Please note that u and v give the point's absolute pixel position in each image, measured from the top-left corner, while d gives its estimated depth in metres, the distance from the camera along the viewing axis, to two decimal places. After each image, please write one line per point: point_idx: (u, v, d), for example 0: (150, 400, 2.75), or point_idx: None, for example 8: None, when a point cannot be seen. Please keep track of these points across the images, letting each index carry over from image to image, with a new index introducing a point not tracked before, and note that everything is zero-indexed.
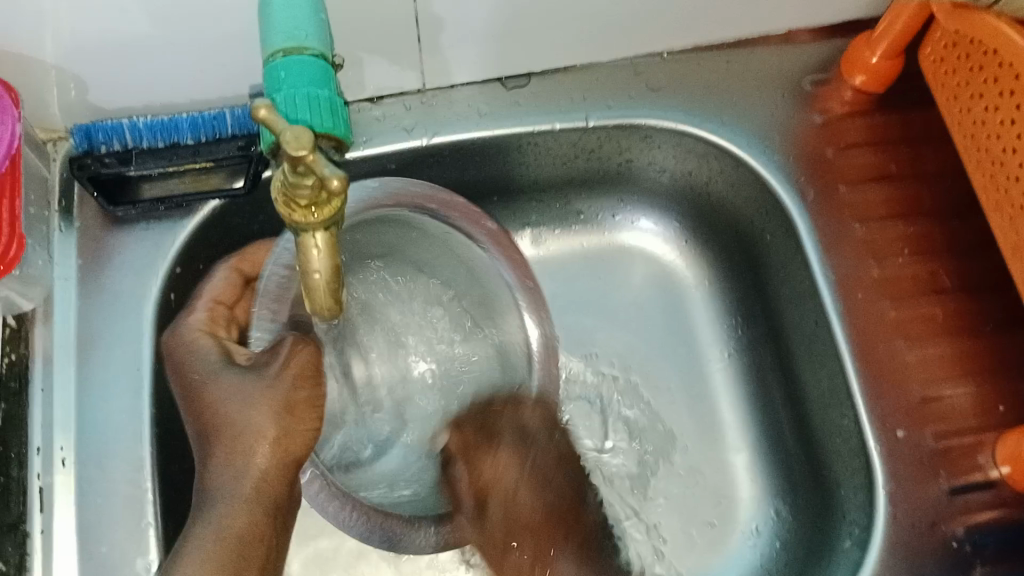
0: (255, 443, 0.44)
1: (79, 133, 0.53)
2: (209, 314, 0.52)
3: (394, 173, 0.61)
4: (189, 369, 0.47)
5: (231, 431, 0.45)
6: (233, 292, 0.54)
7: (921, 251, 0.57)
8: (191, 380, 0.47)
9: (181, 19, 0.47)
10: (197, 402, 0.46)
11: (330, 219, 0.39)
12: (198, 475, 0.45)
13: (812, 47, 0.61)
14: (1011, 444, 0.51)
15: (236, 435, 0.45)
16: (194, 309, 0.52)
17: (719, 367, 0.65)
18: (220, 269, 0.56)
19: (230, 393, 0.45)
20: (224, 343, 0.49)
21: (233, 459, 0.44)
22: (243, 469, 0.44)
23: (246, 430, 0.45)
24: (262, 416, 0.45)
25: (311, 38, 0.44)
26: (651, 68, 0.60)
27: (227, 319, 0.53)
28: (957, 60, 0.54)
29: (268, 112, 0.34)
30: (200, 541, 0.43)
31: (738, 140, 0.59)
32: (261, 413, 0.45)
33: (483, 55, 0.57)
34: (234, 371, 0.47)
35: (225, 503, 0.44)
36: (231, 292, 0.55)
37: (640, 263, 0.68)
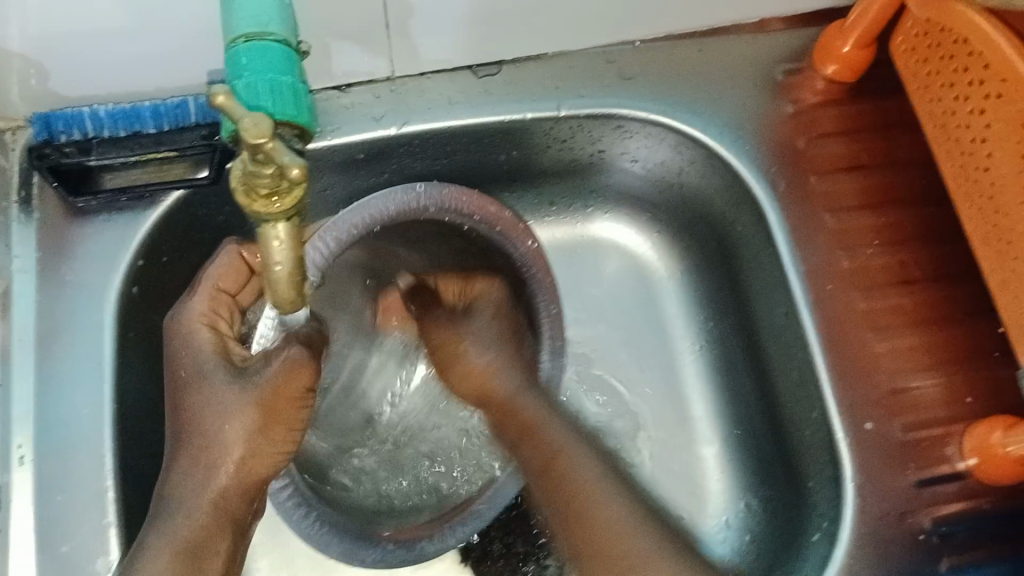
0: (220, 457, 0.46)
1: (39, 122, 0.51)
2: (210, 303, 0.52)
3: (362, 163, 0.60)
4: (180, 364, 0.48)
5: (202, 439, 0.46)
6: (239, 277, 0.53)
7: (892, 242, 0.57)
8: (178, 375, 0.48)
9: (141, 3, 0.46)
10: (179, 401, 0.47)
11: (291, 209, 0.38)
12: (164, 476, 0.46)
13: (785, 36, 0.61)
14: (978, 435, 0.51)
15: (208, 445, 0.46)
16: (194, 296, 0.51)
17: (690, 359, 0.65)
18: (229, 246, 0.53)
19: (213, 397, 0.46)
20: (224, 339, 0.50)
21: (201, 464, 0.46)
22: (204, 482, 0.46)
23: (217, 442, 0.46)
24: (235, 431, 0.46)
25: (275, 23, 0.43)
26: (624, 56, 0.60)
27: (229, 307, 0.53)
28: (927, 49, 0.54)
29: (228, 98, 0.33)
30: (154, 550, 0.44)
31: (710, 131, 0.58)
32: (233, 427, 0.46)
33: (453, 43, 0.56)
34: (222, 376, 0.47)
35: (181, 515, 0.45)
36: (236, 276, 0.53)
37: (613, 254, 0.68)
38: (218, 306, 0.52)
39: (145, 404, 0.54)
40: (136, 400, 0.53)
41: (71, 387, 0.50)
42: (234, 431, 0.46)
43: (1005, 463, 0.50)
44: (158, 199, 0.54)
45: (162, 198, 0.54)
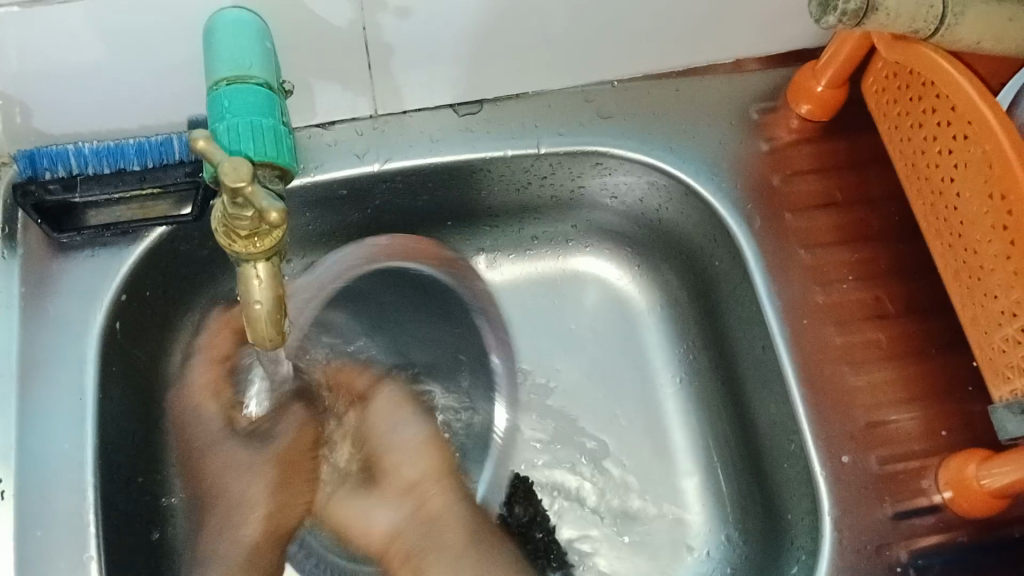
0: (246, 510, 0.52)
1: (23, 159, 0.52)
2: (210, 374, 0.56)
3: (345, 200, 0.60)
4: (193, 436, 0.55)
5: (227, 501, 0.53)
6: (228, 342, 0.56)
7: (866, 276, 0.58)
8: (192, 446, 0.55)
9: (127, 42, 0.47)
10: (198, 464, 0.54)
11: (272, 249, 0.39)
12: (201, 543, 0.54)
13: (759, 76, 0.63)
14: (954, 468, 0.52)
15: (236, 502, 0.53)
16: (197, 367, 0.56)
17: (671, 392, 0.66)
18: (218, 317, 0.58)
19: (233, 463, 0.53)
20: (228, 408, 0.55)
21: (231, 526, 0.52)
22: (236, 541, 0.52)
23: (239, 507, 0.53)
24: (258, 490, 0.52)
25: (255, 67, 0.43)
26: (602, 95, 0.61)
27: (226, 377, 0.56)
28: (897, 89, 0.55)
29: (206, 144, 0.34)
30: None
31: (687, 168, 0.60)
32: (257, 488, 0.52)
33: (435, 81, 0.57)
34: (237, 443, 0.54)
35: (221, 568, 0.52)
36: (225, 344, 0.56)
37: (593, 288, 0.68)
38: (219, 375, 0.55)
39: (127, 439, 0.54)
40: (118, 436, 0.53)
41: (53, 422, 0.51)
42: (259, 487, 0.52)
43: (980, 496, 0.51)
44: (142, 235, 0.55)
45: (146, 233, 0.55)
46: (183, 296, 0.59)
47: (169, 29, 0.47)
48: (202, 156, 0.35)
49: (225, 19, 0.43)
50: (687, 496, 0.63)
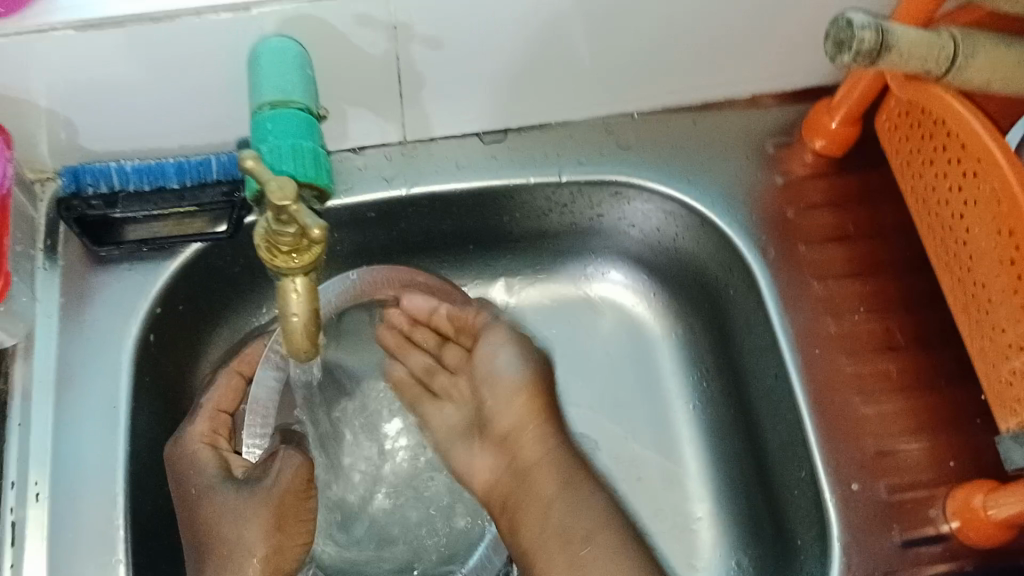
0: (245, 557, 0.50)
1: (68, 175, 0.54)
2: (211, 424, 0.56)
3: (373, 222, 0.62)
4: (188, 483, 0.53)
5: (224, 546, 0.51)
6: (233, 396, 0.57)
7: (878, 308, 0.59)
8: (189, 493, 0.53)
9: (173, 68, 0.50)
10: (195, 510, 0.52)
11: (310, 265, 0.41)
12: None
13: (775, 112, 0.65)
14: (961, 497, 0.53)
15: (228, 549, 0.51)
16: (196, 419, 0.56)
17: (684, 417, 0.67)
18: (223, 370, 0.58)
19: (228, 509, 0.51)
20: (223, 458, 0.55)
21: (229, 573, 0.50)
22: None
23: (238, 547, 0.50)
24: (255, 532, 0.50)
25: (297, 92, 0.46)
26: (622, 127, 0.63)
27: (228, 429, 0.57)
28: (909, 128, 0.57)
29: (256, 164, 0.36)
30: None
31: (703, 199, 0.62)
32: (253, 529, 0.50)
33: (462, 111, 0.60)
34: (230, 489, 0.52)
35: None
36: (231, 397, 0.57)
37: (609, 313, 0.70)
38: (217, 425, 0.56)
39: (155, 447, 0.56)
40: (147, 444, 0.55)
41: (88, 428, 0.53)
42: (256, 526, 0.50)
43: (986, 526, 0.52)
44: (177, 251, 0.57)
45: (181, 249, 0.57)
46: (213, 311, 0.62)
47: (214, 54, 0.50)
48: (250, 175, 0.38)
49: (268, 48, 0.47)
50: (698, 518, 0.64)
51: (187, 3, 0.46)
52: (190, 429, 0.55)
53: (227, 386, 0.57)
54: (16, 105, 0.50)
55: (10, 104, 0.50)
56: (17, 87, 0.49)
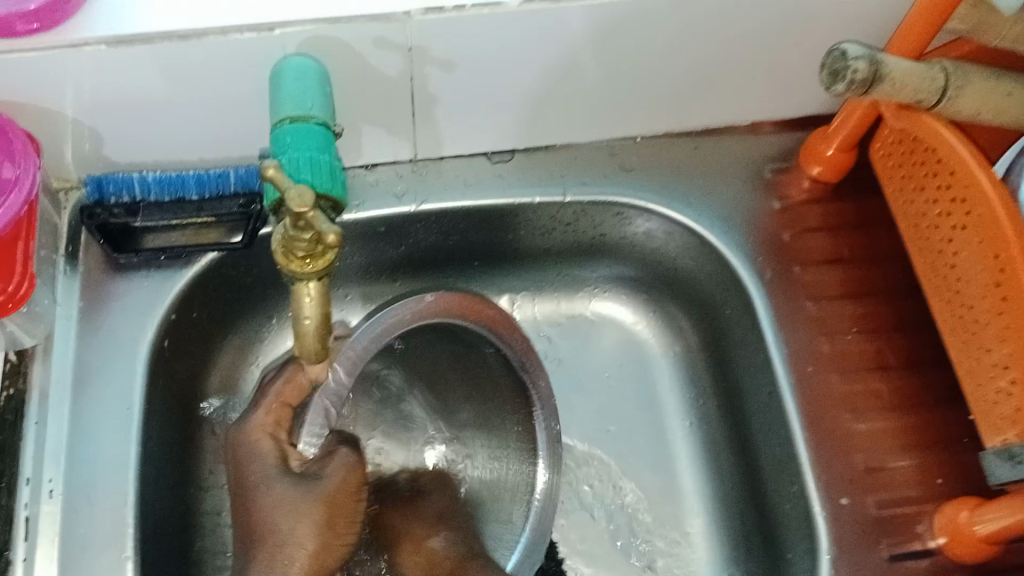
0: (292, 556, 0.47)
1: (91, 184, 0.56)
2: (271, 415, 0.50)
3: (382, 236, 0.64)
4: (247, 469, 0.49)
5: (271, 537, 0.47)
6: (300, 390, 0.51)
7: (869, 329, 0.61)
8: (247, 478, 0.49)
9: (197, 84, 0.52)
10: (243, 500, 0.49)
11: (322, 271, 0.43)
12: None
13: (774, 138, 0.67)
14: (949, 513, 0.55)
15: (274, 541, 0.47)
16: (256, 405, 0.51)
17: (682, 434, 0.68)
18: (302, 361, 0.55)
19: (280, 500, 0.48)
20: (282, 443, 0.50)
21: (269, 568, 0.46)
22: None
23: (288, 542, 0.47)
24: (302, 528, 0.47)
25: (316, 108, 0.48)
26: (625, 150, 0.66)
27: (291, 422, 0.51)
28: (902, 155, 0.59)
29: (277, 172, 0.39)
30: None
31: (703, 220, 0.64)
32: (304, 526, 0.47)
33: (471, 131, 0.62)
34: (288, 481, 0.48)
35: None
36: (311, 389, 0.54)
37: (610, 330, 0.72)
38: (279, 416, 0.50)
39: (166, 448, 0.58)
40: (159, 445, 0.57)
41: (102, 427, 0.54)
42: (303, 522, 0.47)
43: (975, 542, 0.53)
44: (194, 258, 0.59)
45: (197, 258, 0.59)
46: (226, 319, 0.63)
47: (236, 71, 0.52)
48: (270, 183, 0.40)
49: (289, 66, 0.49)
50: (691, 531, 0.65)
51: (213, 22, 0.49)
52: (251, 416, 0.50)
53: (292, 380, 0.50)
54: (45, 114, 0.52)
55: (38, 113, 0.52)
56: (47, 98, 0.51)
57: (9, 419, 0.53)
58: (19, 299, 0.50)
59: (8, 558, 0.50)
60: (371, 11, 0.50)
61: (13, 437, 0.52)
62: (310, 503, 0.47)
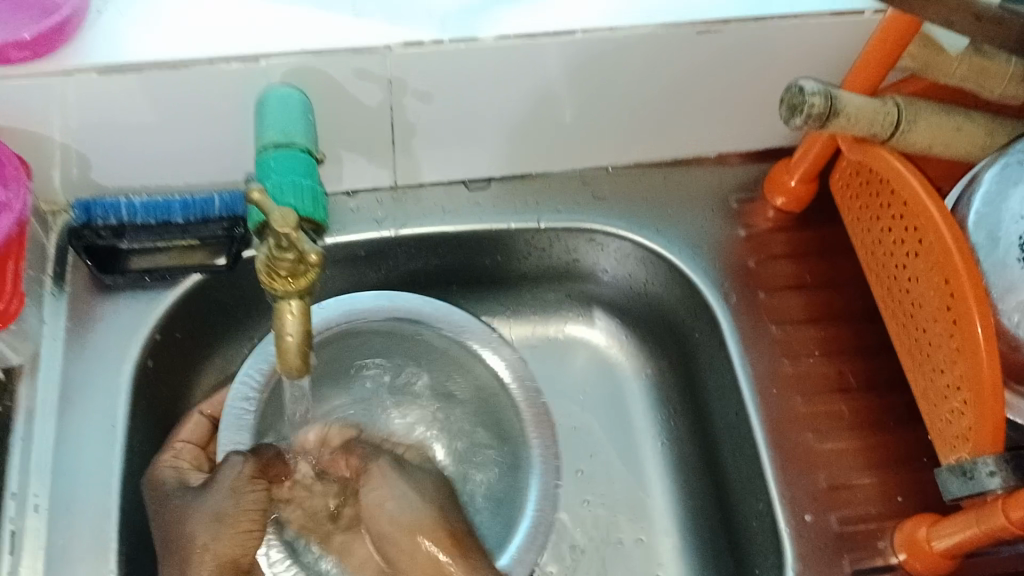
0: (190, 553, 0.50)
1: (79, 208, 0.58)
2: (186, 456, 0.58)
3: (363, 261, 0.67)
4: (153, 489, 0.54)
5: (178, 538, 0.50)
6: (203, 432, 0.60)
7: (832, 352, 0.64)
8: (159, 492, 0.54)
9: (182, 112, 0.55)
10: (155, 514, 0.53)
11: (305, 289, 0.45)
12: None
13: (740, 170, 0.70)
14: (908, 529, 0.56)
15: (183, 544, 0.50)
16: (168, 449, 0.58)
17: (654, 454, 0.70)
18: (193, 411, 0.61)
19: (184, 509, 0.51)
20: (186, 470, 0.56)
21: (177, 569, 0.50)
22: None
23: (189, 543, 0.50)
24: (201, 525, 0.50)
25: (299, 135, 0.50)
26: (597, 179, 0.68)
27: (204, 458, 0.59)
28: (859, 186, 0.62)
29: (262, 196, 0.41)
30: None
31: (671, 247, 0.67)
32: (201, 523, 0.50)
33: (448, 160, 0.65)
34: (187, 493, 0.53)
35: None
36: (201, 433, 0.60)
37: (583, 353, 0.73)
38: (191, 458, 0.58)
39: (146, 466, 0.59)
40: (140, 462, 0.58)
41: (86, 444, 0.55)
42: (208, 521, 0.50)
43: (930, 556, 0.55)
44: (178, 280, 0.60)
45: (181, 279, 0.60)
46: (209, 340, 0.65)
47: (223, 100, 0.54)
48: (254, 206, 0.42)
49: (273, 95, 0.51)
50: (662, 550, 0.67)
51: (201, 53, 0.51)
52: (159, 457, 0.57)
53: (196, 424, 0.60)
54: (35, 140, 0.54)
55: (28, 139, 0.54)
56: (37, 124, 0.53)
57: None
58: (10, 314, 0.52)
59: None
60: (354, 45, 0.53)
61: None
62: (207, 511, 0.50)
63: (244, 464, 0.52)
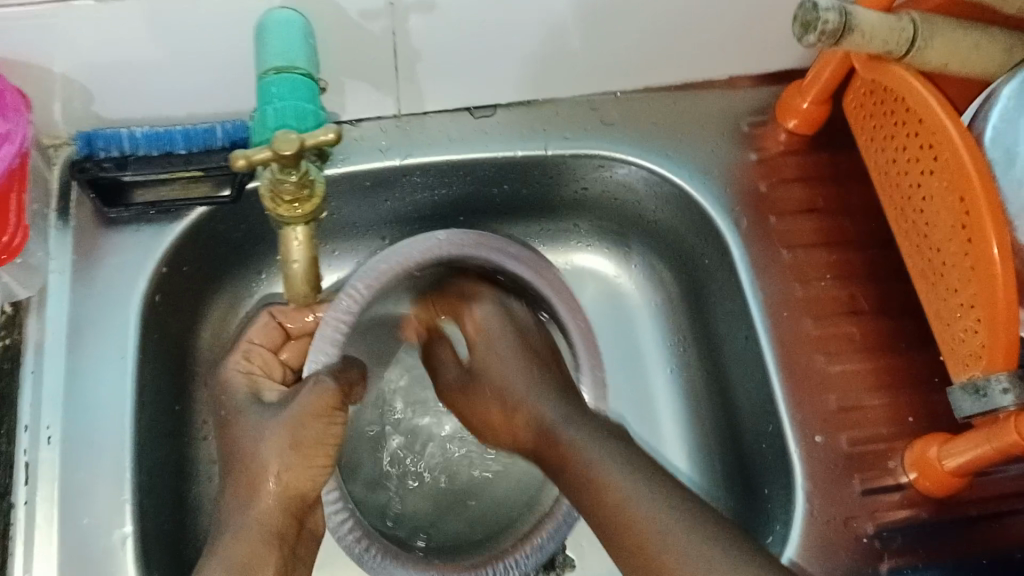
0: (259, 476, 0.53)
1: (80, 140, 0.57)
2: (245, 360, 0.62)
3: (368, 190, 0.66)
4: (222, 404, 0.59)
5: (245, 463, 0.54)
6: (273, 336, 0.64)
7: (844, 275, 0.63)
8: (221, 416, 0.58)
9: (185, 41, 0.53)
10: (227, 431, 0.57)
11: (313, 214, 0.44)
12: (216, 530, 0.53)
13: (752, 93, 0.69)
14: (918, 449, 0.57)
15: (251, 459, 0.54)
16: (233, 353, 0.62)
17: (663, 382, 0.70)
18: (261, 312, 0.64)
19: (249, 430, 0.55)
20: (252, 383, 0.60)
21: (246, 488, 0.53)
22: (249, 501, 0.53)
23: (256, 464, 0.54)
24: (272, 448, 0.54)
25: (300, 58, 0.48)
26: (605, 105, 0.67)
27: (271, 363, 0.63)
28: (873, 106, 0.60)
29: (247, 162, 0.39)
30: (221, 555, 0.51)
31: (681, 173, 0.66)
32: (272, 448, 0.54)
33: (454, 88, 0.63)
34: (254, 410, 0.57)
35: (230, 541, 0.51)
36: (271, 337, 0.64)
37: (589, 282, 0.73)
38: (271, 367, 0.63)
39: (157, 398, 0.59)
40: (152, 395, 0.59)
41: (98, 376, 0.56)
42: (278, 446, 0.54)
43: (941, 476, 0.55)
44: (183, 213, 0.60)
45: (187, 212, 0.60)
46: (217, 274, 0.65)
47: (222, 29, 0.53)
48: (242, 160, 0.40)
49: (274, 20, 0.49)
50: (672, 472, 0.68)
51: None
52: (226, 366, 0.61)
53: (265, 328, 0.63)
54: (32, 71, 0.53)
55: (25, 70, 0.53)
56: (34, 55, 0.52)
57: (6, 367, 0.54)
58: (16, 247, 0.52)
59: (11, 501, 0.51)
60: None
61: (11, 386, 0.53)
62: (281, 432, 0.54)
63: (326, 388, 0.54)
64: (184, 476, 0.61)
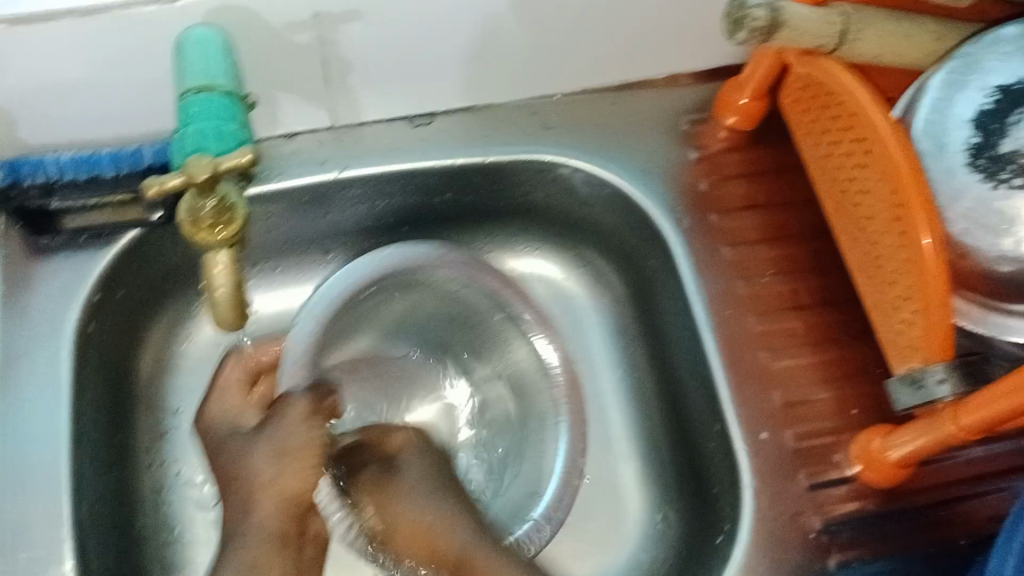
0: (250, 490, 0.50)
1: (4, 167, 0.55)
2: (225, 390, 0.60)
3: (306, 205, 0.64)
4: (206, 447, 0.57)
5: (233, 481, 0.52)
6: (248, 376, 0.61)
7: (788, 270, 0.64)
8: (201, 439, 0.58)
9: (106, 62, 0.52)
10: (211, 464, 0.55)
11: (234, 239, 0.43)
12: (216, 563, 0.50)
13: (690, 89, 0.69)
14: (863, 442, 0.57)
15: (263, 486, 0.51)
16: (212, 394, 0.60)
17: (614, 383, 0.71)
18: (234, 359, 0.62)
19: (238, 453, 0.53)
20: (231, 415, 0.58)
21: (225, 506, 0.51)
22: (252, 520, 0.49)
23: (248, 479, 0.51)
24: (262, 462, 0.51)
25: (221, 75, 0.46)
26: (544, 108, 0.67)
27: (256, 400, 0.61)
28: (809, 100, 0.60)
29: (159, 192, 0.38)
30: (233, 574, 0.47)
31: (622, 175, 0.66)
32: (262, 460, 0.51)
33: (389, 96, 0.63)
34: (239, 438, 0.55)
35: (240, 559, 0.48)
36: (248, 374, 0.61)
37: (537, 285, 0.73)
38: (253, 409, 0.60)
39: (99, 428, 0.59)
40: (91, 426, 0.58)
41: (34, 410, 0.55)
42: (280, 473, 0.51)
43: (887, 468, 0.56)
44: (115, 237, 0.59)
45: (120, 236, 0.59)
46: (156, 296, 0.64)
47: (143, 50, 0.52)
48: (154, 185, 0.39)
49: (193, 36, 0.46)
50: (625, 474, 0.68)
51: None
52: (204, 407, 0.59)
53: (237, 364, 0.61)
54: None
55: None
56: None
57: None
58: None
59: None
60: None
61: None
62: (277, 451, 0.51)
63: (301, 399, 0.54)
64: (130, 504, 0.60)
